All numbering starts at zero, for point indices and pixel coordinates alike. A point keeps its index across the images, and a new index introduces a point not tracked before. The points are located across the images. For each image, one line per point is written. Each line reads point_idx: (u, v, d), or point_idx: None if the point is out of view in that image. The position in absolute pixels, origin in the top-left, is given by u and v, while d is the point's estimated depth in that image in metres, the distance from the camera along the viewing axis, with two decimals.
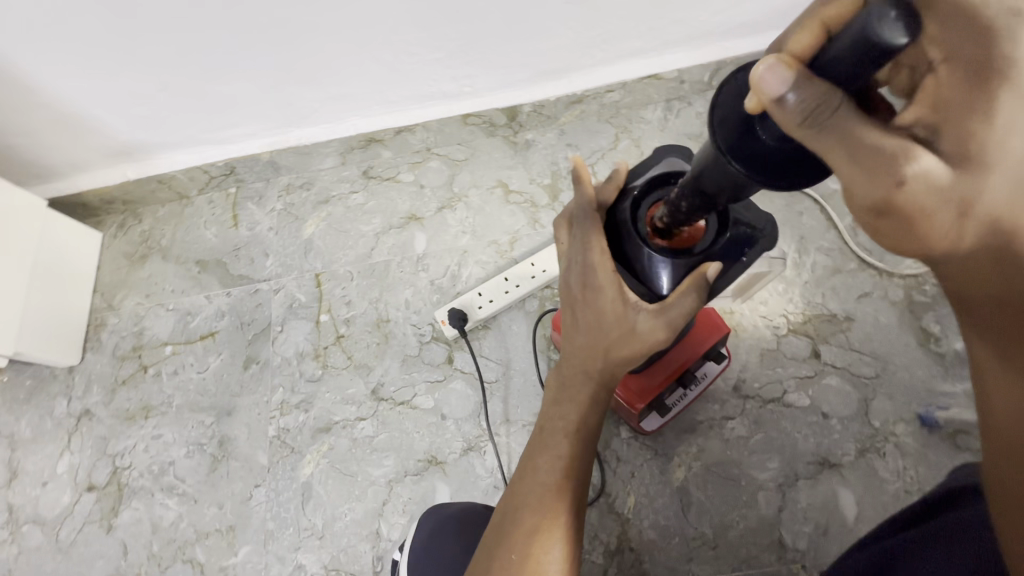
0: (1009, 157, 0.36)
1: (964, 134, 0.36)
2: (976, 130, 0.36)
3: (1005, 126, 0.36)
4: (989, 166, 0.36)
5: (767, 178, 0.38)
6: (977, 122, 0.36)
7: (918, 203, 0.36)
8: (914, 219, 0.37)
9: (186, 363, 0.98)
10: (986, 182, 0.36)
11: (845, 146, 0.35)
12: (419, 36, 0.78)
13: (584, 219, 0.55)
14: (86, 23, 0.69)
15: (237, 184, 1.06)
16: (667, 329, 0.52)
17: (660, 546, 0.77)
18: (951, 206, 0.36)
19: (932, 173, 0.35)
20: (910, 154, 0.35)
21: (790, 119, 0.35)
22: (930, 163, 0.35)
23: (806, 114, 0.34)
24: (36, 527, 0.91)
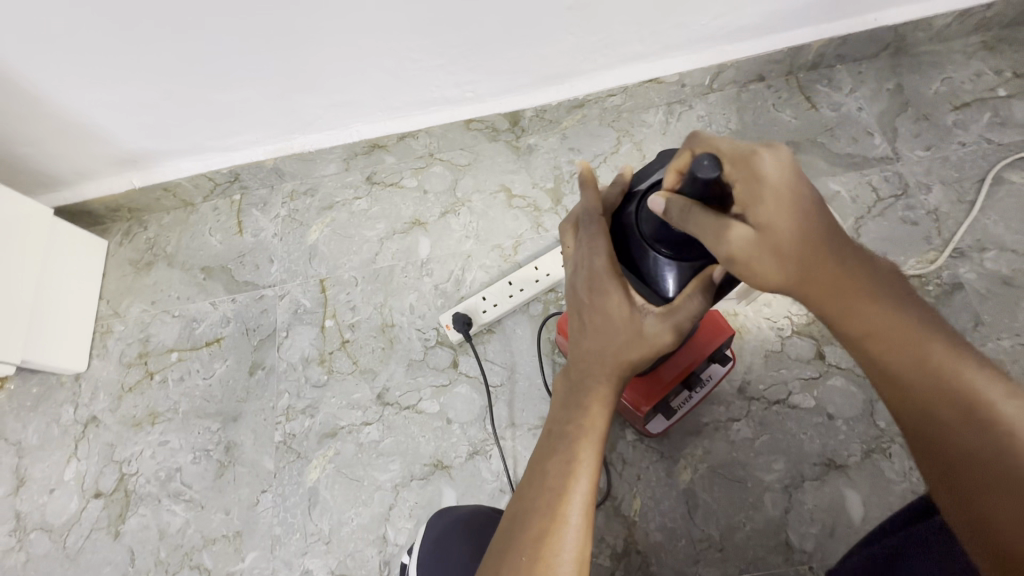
0: (797, 225, 0.44)
1: (764, 209, 0.44)
2: (769, 208, 0.44)
3: (791, 209, 0.44)
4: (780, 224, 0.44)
5: (685, 254, 0.53)
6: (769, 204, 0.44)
7: (742, 259, 0.45)
8: (750, 272, 0.45)
9: (192, 369, 0.98)
10: (785, 238, 0.44)
11: (697, 229, 0.47)
12: (422, 43, 0.78)
13: (591, 223, 0.56)
14: (94, 33, 0.70)
15: (241, 192, 1.07)
16: (674, 331, 0.53)
17: (667, 548, 0.77)
18: (769, 260, 0.44)
19: (743, 241, 0.45)
20: (727, 231, 0.45)
21: (670, 212, 0.48)
22: (741, 232, 0.44)
23: (678, 215, 0.47)
24: (43, 534, 0.92)
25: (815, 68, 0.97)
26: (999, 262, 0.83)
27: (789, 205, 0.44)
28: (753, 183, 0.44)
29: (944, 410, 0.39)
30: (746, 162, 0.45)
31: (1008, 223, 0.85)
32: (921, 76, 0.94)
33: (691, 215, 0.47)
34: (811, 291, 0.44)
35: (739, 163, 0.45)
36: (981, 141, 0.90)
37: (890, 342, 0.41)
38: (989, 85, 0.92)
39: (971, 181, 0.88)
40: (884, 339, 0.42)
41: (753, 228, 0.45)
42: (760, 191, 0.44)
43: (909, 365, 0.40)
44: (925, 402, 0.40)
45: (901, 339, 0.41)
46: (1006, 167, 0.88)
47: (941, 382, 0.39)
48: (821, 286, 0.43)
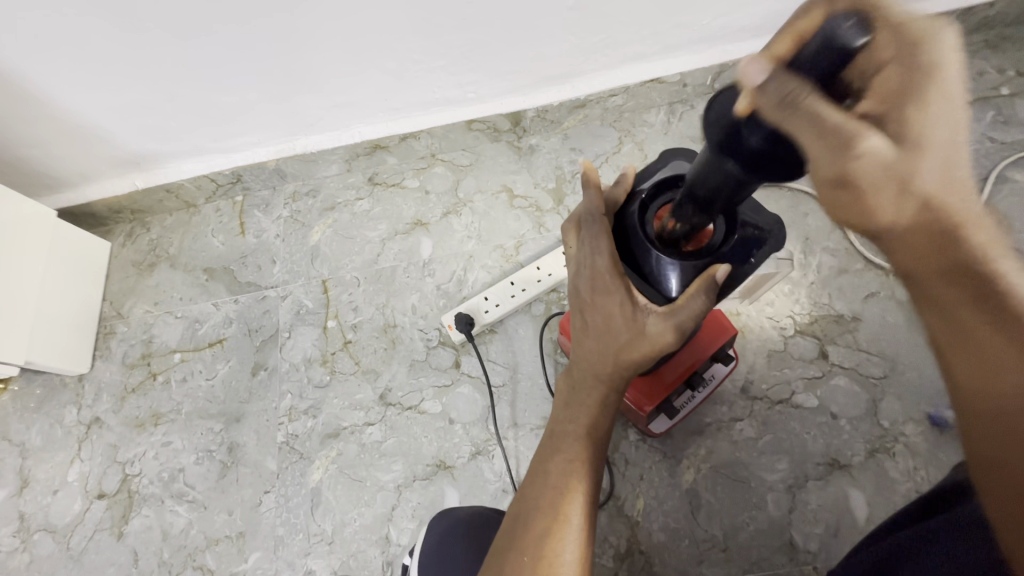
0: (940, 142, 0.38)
1: (911, 125, 0.38)
2: (915, 111, 0.38)
3: (934, 120, 0.38)
4: (922, 148, 0.38)
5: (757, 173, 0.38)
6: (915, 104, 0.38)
7: (864, 184, 0.38)
8: (859, 197, 0.39)
9: (195, 370, 0.98)
10: (922, 165, 0.38)
11: (808, 125, 0.34)
12: (424, 44, 0.78)
13: (593, 223, 0.55)
14: (99, 37, 0.71)
15: (243, 193, 1.07)
16: (677, 330, 0.52)
17: (671, 548, 0.77)
18: (894, 180, 0.38)
19: (878, 157, 0.37)
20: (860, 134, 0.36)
21: (771, 96, 0.34)
22: (875, 142, 0.36)
23: (778, 103, 0.34)
24: (47, 535, 0.92)
25: None
26: None
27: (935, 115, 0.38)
28: (906, 75, 0.38)
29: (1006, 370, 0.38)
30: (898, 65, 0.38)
31: (1011, 221, 0.85)
32: None
33: (810, 103, 0.34)
34: (917, 229, 0.40)
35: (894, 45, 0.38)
36: (984, 140, 0.89)
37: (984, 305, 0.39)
38: (991, 84, 0.92)
39: (974, 180, 0.88)
40: (975, 293, 0.39)
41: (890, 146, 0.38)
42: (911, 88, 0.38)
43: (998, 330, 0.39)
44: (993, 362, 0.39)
45: (989, 296, 0.39)
46: (1010, 166, 0.88)
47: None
48: (930, 225, 0.39)
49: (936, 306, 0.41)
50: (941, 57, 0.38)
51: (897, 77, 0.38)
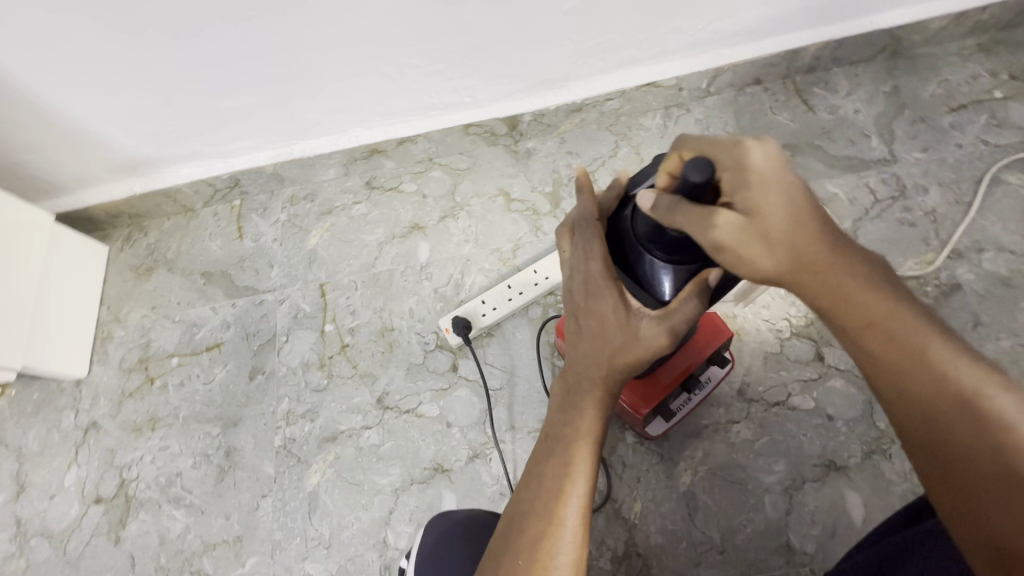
0: (786, 216, 0.45)
1: (753, 195, 0.45)
2: (762, 193, 0.45)
3: (781, 199, 0.45)
4: (763, 211, 0.45)
5: (678, 254, 0.52)
6: (755, 189, 0.45)
7: (731, 247, 0.45)
8: (739, 261, 0.46)
9: (193, 374, 0.98)
10: (773, 222, 0.45)
11: (682, 220, 0.47)
12: (422, 49, 0.79)
13: (586, 228, 0.56)
14: (96, 40, 0.71)
15: (241, 197, 1.07)
16: (670, 334, 0.53)
17: (669, 551, 0.77)
18: (759, 246, 0.45)
19: (732, 227, 0.45)
20: (714, 217, 0.45)
21: (657, 207, 0.49)
22: (727, 218, 0.45)
23: (665, 209, 0.48)
24: (43, 540, 0.92)
25: (812, 71, 0.97)
26: (997, 263, 0.83)
27: (780, 195, 0.45)
28: (740, 172, 0.46)
29: (938, 403, 0.40)
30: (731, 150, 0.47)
31: (1005, 223, 0.85)
32: (917, 78, 0.95)
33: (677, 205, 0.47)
34: (805, 277, 0.45)
35: (728, 156, 0.47)
36: (978, 142, 0.90)
37: (892, 338, 0.42)
38: (984, 87, 0.93)
39: (968, 182, 0.88)
40: (881, 332, 0.42)
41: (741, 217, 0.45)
42: (750, 179, 0.45)
43: (909, 359, 0.41)
44: (922, 395, 0.40)
45: (892, 333, 0.42)
46: (1004, 169, 0.88)
47: (942, 376, 0.40)
48: (811, 277, 0.45)
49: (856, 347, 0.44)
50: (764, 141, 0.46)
51: (732, 162, 0.46)
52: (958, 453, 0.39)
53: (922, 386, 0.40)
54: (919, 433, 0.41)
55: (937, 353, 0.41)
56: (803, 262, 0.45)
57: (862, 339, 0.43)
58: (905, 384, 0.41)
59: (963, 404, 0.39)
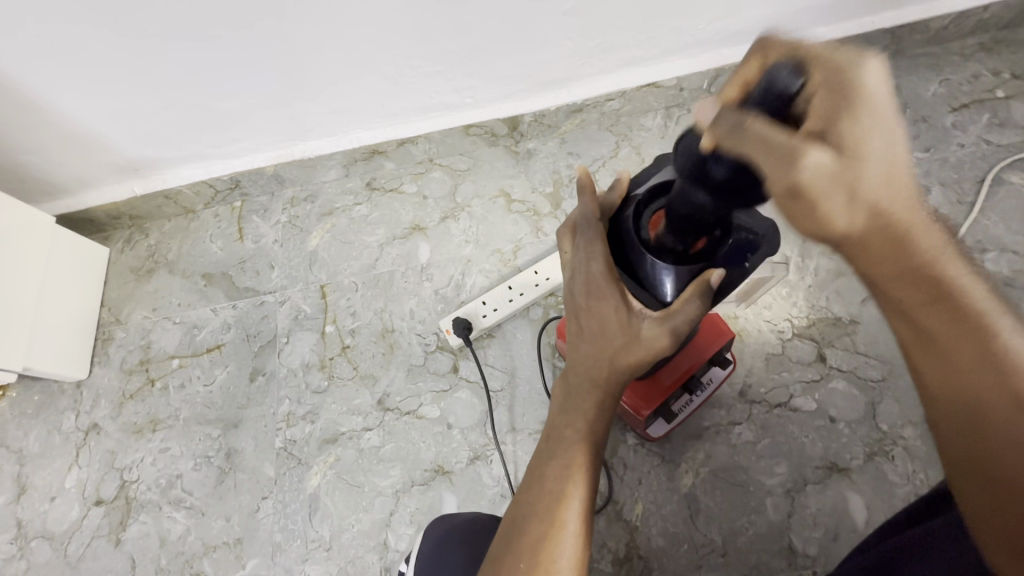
0: (881, 162, 0.38)
1: (847, 135, 0.38)
2: (860, 124, 0.37)
3: (878, 137, 0.38)
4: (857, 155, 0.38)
5: (727, 201, 0.43)
6: (853, 121, 0.37)
7: (811, 195, 0.38)
8: (812, 210, 0.39)
9: (193, 376, 0.98)
10: (862, 171, 0.38)
11: (756, 148, 0.37)
12: (422, 49, 0.79)
13: (588, 228, 0.56)
14: (97, 43, 0.71)
15: (242, 198, 1.07)
16: (672, 335, 0.53)
17: (670, 553, 0.77)
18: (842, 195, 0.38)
19: (818, 171, 0.37)
20: (803, 151, 0.37)
21: (721, 127, 0.38)
22: (818, 155, 0.37)
23: (732, 130, 0.37)
24: (44, 542, 0.92)
25: None
26: (1000, 263, 0.83)
27: (877, 132, 0.38)
28: (842, 92, 0.37)
29: (982, 387, 0.40)
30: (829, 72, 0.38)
31: (1008, 223, 0.85)
32: (919, 78, 0.94)
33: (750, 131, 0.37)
34: (876, 241, 0.40)
35: (827, 71, 0.38)
36: (980, 142, 0.90)
37: (950, 315, 0.41)
38: (986, 86, 0.92)
39: (971, 182, 0.88)
40: (945, 310, 0.41)
41: (829, 157, 0.37)
42: (852, 104, 0.37)
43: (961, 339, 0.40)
44: (967, 377, 0.41)
45: (953, 312, 0.41)
46: (1006, 169, 0.88)
47: (993, 358, 0.40)
48: (890, 243, 0.40)
49: (910, 320, 0.42)
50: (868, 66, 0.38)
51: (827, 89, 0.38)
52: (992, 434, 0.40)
53: (970, 368, 0.40)
54: (956, 412, 0.42)
55: (996, 337, 0.40)
56: (882, 222, 0.39)
57: (922, 315, 0.41)
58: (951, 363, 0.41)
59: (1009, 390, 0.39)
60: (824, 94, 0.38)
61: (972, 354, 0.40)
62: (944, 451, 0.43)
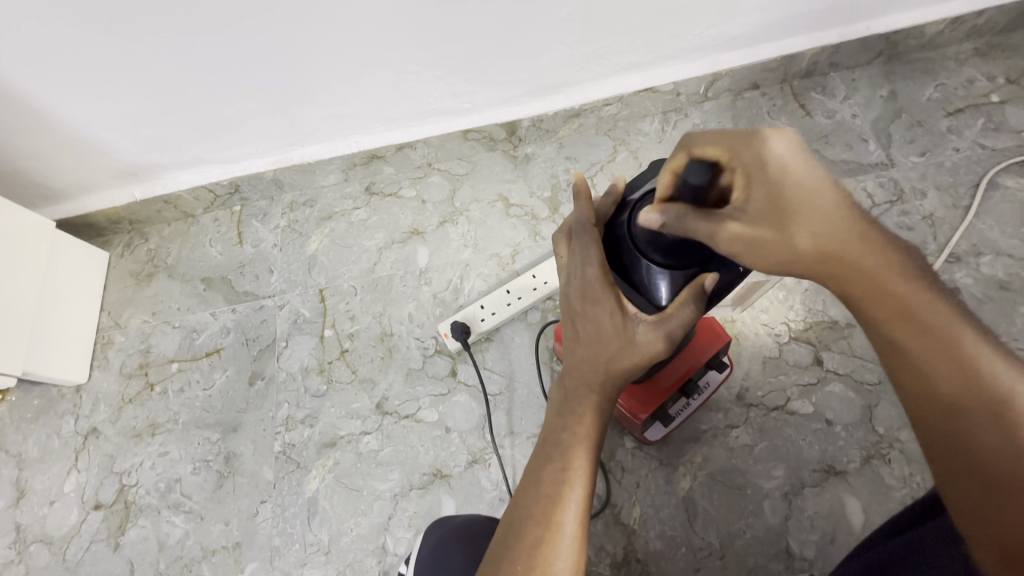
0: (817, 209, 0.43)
1: (772, 193, 0.44)
2: (780, 185, 0.44)
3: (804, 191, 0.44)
4: (787, 209, 0.44)
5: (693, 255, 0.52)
6: (772, 187, 0.44)
7: (747, 246, 0.45)
8: (760, 255, 0.45)
9: (192, 380, 0.98)
10: (796, 219, 0.44)
11: (695, 227, 0.47)
12: (420, 55, 0.79)
13: (583, 233, 0.56)
14: (93, 46, 0.71)
15: (242, 203, 1.07)
16: (666, 339, 0.53)
17: (668, 557, 0.77)
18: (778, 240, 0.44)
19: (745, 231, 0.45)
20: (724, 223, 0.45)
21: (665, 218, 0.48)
22: (740, 220, 0.45)
23: (675, 221, 0.48)
24: (43, 547, 0.92)
25: (809, 76, 0.97)
26: (995, 267, 0.83)
27: (801, 187, 0.44)
28: (758, 165, 0.44)
29: (962, 398, 0.39)
30: (750, 148, 0.45)
31: (1003, 227, 0.85)
32: (914, 83, 0.95)
33: (686, 220, 0.47)
34: (834, 266, 0.43)
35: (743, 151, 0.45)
36: (975, 146, 0.90)
37: (920, 330, 0.41)
38: (981, 91, 0.93)
39: (966, 187, 0.88)
40: (910, 325, 0.41)
41: (753, 220, 0.45)
42: (765, 172, 0.44)
43: (936, 353, 0.40)
44: (945, 389, 0.40)
45: (920, 328, 0.41)
46: (1001, 173, 0.88)
47: (968, 369, 0.39)
48: (844, 267, 0.43)
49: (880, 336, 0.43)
50: (781, 133, 0.44)
51: (751, 160, 0.45)
52: (980, 447, 0.38)
53: (947, 380, 0.40)
54: (941, 428, 0.40)
55: (967, 348, 0.40)
56: (832, 252, 0.43)
57: (893, 330, 0.42)
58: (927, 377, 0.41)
59: (989, 398, 0.38)
60: (742, 170, 0.45)
61: (948, 365, 0.40)
62: (937, 469, 0.41)
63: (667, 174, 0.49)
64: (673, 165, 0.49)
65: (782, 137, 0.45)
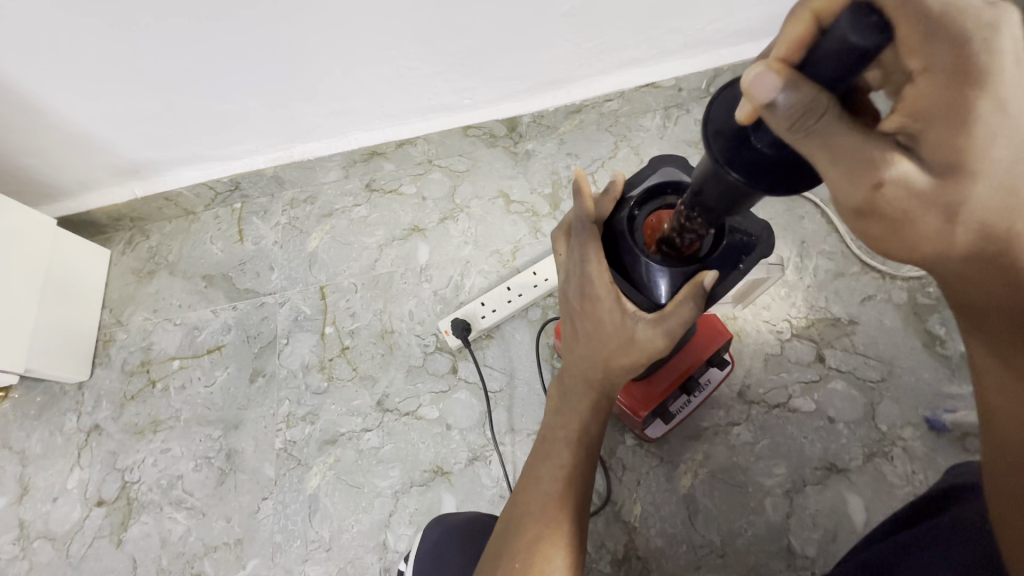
0: (999, 161, 0.36)
1: (958, 137, 0.35)
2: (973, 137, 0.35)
3: (997, 128, 0.35)
4: (973, 173, 0.36)
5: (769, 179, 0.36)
6: (956, 128, 0.35)
7: (895, 207, 0.37)
8: (908, 224, 0.38)
9: (194, 377, 0.99)
10: (973, 190, 0.36)
11: (839, 141, 0.34)
12: (421, 50, 0.79)
13: (582, 231, 0.55)
14: (92, 38, 0.70)
15: (242, 200, 1.07)
16: (666, 337, 0.52)
17: (668, 554, 0.77)
18: (935, 210, 0.37)
19: (907, 180, 0.36)
20: (890, 157, 0.36)
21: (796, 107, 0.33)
22: (904, 162, 0.36)
23: (801, 111, 0.33)
24: (46, 543, 0.92)
25: None
26: None
27: (1006, 148, 0.35)
28: (944, 86, 0.35)
29: None
30: (948, 54, 0.35)
31: None
32: None
33: (818, 121, 0.33)
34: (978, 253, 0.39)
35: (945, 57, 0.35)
36: None
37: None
38: None
39: None
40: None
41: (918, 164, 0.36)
42: (964, 103, 0.35)
43: None
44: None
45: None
46: None
47: None
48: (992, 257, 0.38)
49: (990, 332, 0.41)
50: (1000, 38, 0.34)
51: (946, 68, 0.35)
52: None
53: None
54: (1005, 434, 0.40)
55: None
56: (987, 235, 0.38)
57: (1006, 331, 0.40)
58: (999, 339, 0.40)
59: None
60: (923, 86, 0.36)
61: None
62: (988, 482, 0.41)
63: (811, 23, 0.38)
64: (820, 11, 0.38)
65: (1010, 30, 0.34)
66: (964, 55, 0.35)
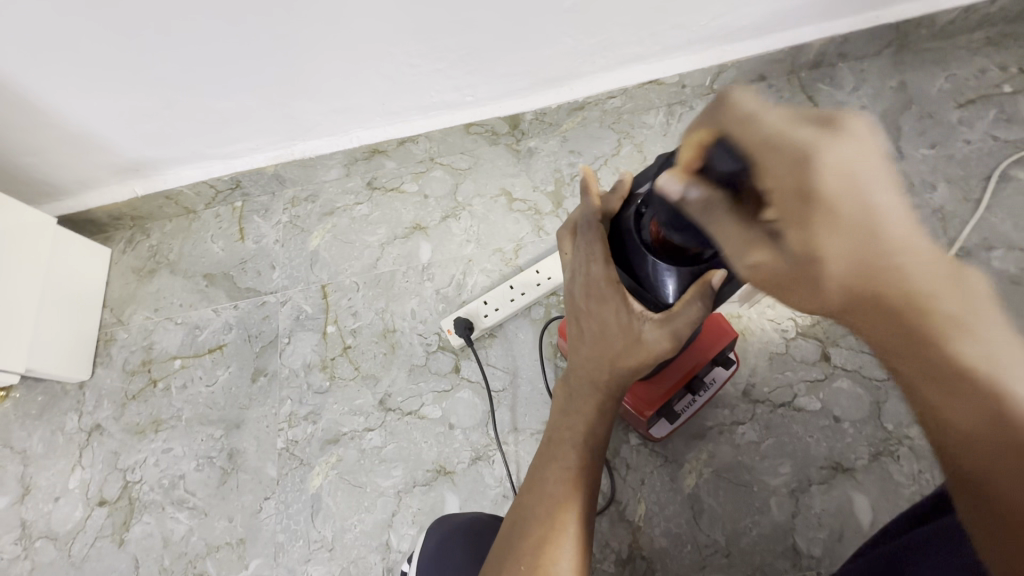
0: (841, 250, 0.35)
1: (804, 230, 0.36)
2: (814, 227, 0.35)
3: (830, 221, 0.35)
4: (820, 258, 0.35)
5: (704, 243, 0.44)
6: (798, 225, 0.36)
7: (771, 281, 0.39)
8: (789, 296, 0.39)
9: (196, 376, 0.98)
10: (831, 273, 0.35)
11: (722, 230, 0.40)
12: (422, 48, 0.78)
13: (587, 230, 0.55)
14: (90, 37, 0.70)
15: (243, 198, 1.07)
16: (673, 338, 0.52)
17: (672, 554, 0.76)
18: (802, 286, 0.37)
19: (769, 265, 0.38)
20: (753, 246, 0.39)
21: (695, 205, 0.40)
22: (763, 249, 0.38)
23: (699, 210, 0.40)
24: (49, 543, 0.92)
25: (817, 67, 0.96)
26: (1006, 261, 0.82)
27: (845, 232, 0.34)
28: (790, 187, 0.35)
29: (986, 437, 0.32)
30: (784, 164, 0.35)
31: (1015, 221, 0.84)
32: (926, 73, 0.93)
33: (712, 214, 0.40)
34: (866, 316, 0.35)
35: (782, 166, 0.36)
36: (987, 138, 0.88)
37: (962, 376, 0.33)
38: (993, 82, 0.91)
39: (976, 179, 0.87)
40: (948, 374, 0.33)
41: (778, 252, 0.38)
42: (802, 203, 0.35)
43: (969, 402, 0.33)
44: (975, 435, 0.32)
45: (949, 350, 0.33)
46: (1013, 165, 0.87)
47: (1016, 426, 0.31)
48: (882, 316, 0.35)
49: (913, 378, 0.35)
50: (829, 149, 0.34)
51: (787, 174, 0.35)
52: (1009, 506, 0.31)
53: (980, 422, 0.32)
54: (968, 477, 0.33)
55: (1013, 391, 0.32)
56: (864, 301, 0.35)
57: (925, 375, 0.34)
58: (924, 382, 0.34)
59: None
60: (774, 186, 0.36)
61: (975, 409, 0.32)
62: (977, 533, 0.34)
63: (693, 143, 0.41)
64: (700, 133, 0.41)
65: (832, 146, 0.35)
66: (798, 169, 0.35)
